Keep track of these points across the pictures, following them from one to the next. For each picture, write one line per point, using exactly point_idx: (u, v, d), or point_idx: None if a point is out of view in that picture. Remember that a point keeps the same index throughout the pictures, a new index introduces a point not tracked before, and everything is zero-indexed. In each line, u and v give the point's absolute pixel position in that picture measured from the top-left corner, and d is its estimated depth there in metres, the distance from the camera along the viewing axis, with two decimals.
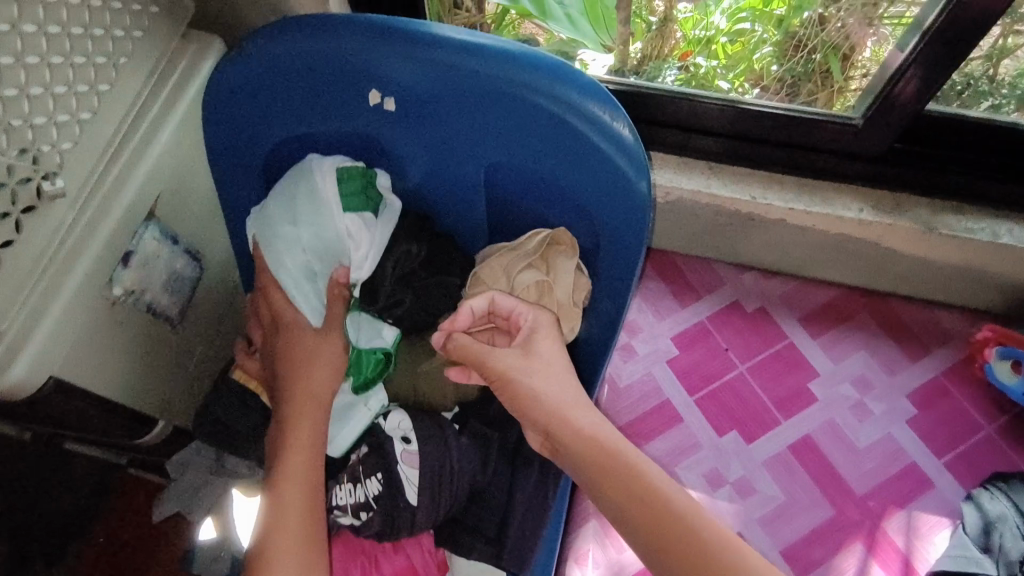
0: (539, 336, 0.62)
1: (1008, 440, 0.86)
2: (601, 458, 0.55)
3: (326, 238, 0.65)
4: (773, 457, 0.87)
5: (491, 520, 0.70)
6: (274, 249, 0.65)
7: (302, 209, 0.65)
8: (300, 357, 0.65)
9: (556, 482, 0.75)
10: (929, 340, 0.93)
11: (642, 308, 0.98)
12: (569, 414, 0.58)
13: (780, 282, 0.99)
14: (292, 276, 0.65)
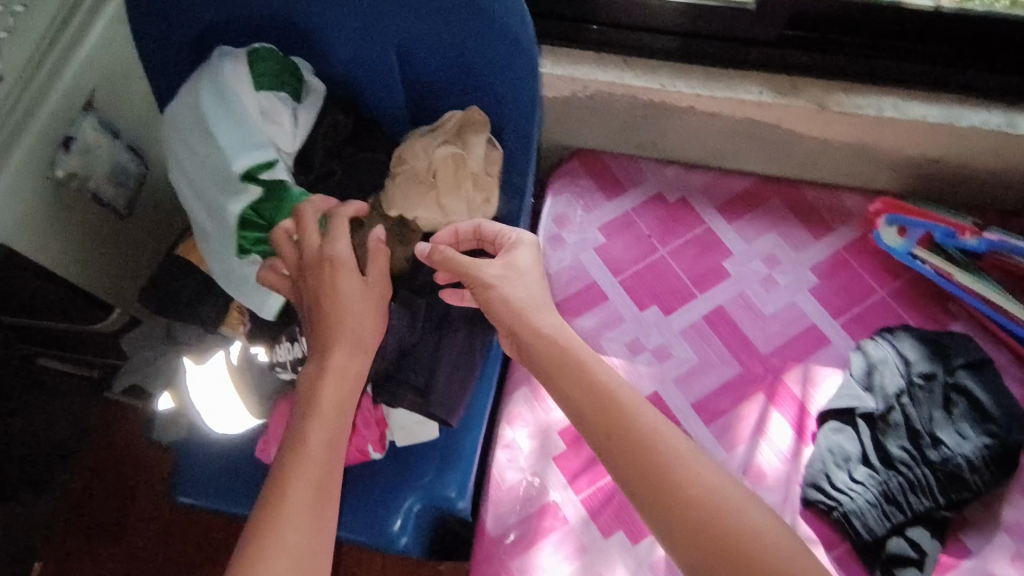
0: (518, 250, 0.73)
1: (899, 301, 0.95)
2: (571, 366, 0.66)
3: (231, 113, 0.69)
4: (688, 326, 0.96)
5: (421, 373, 0.78)
6: (189, 132, 0.71)
7: (209, 89, 0.69)
8: (357, 307, 0.65)
9: (483, 343, 0.83)
10: (833, 219, 1.01)
11: (571, 200, 1.05)
12: (532, 313, 0.70)
13: (698, 174, 1.06)
14: (203, 154, 0.70)
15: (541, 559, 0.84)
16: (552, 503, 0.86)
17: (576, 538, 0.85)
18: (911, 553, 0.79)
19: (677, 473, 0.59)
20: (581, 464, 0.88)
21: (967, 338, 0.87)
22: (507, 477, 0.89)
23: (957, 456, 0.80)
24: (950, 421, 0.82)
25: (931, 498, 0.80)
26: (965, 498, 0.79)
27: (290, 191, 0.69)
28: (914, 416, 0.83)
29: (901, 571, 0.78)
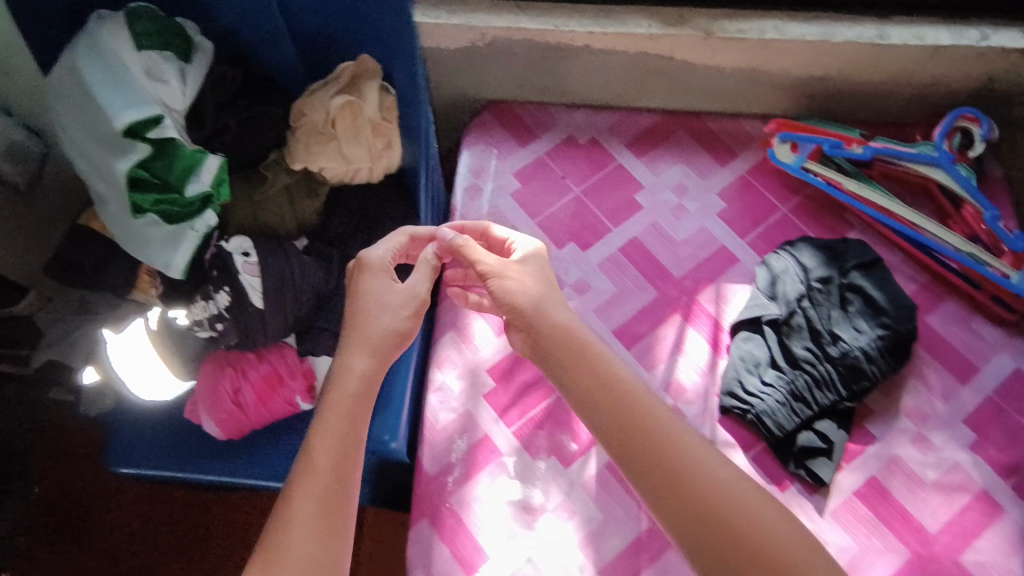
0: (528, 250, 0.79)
1: (798, 217, 1.01)
2: (587, 361, 0.69)
3: (113, 73, 0.69)
4: (606, 258, 1.00)
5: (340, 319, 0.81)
6: (72, 97, 0.71)
7: (89, 51, 0.70)
8: (376, 307, 0.73)
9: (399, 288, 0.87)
10: (734, 146, 1.06)
11: (486, 150, 1.08)
12: (548, 308, 0.72)
13: (607, 114, 1.09)
14: (89, 118, 0.70)
15: (478, 490, 0.87)
16: (485, 437, 0.90)
17: (510, 467, 0.88)
18: (820, 445, 0.84)
19: (694, 470, 0.63)
20: (511, 398, 0.92)
21: (860, 242, 0.92)
22: (440, 418, 0.92)
23: (854, 349, 0.85)
24: (848, 320, 0.88)
25: (836, 392, 0.85)
26: (866, 388, 0.85)
27: (185, 152, 0.70)
28: (815, 319, 0.89)
29: (812, 462, 0.84)
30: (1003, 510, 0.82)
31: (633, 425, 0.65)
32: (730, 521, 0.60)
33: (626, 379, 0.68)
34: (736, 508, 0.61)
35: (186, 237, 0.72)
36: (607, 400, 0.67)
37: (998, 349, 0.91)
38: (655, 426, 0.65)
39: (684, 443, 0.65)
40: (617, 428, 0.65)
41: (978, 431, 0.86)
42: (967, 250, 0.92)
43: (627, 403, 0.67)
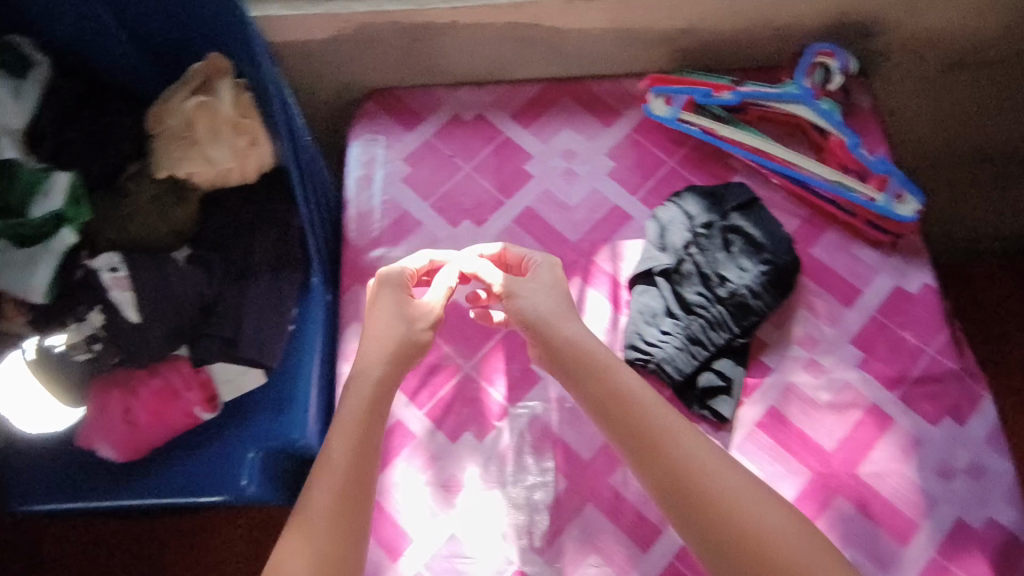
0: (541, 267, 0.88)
1: (685, 167, 1.03)
2: (588, 365, 0.79)
3: None
4: (501, 231, 1.01)
5: (227, 324, 0.79)
6: None
7: None
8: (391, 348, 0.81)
9: (291, 285, 0.86)
10: (618, 105, 1.07)
11: (374, 139, 1.07)
12: (560, 324, 0.82)
13: (490, 90, 1.09)
14: None
15: (396, 475, 0.88)
16: (398, 423, 0.90)
17: (426, 449, 0.89)
18: (720, 383, 0.88)
19: (687, 453, 0.72)
20: (420, 380, 0.93)
21: (739, 185, 0.95)
22: (351, 410, 0.91)
23: (741, 288, 0.89)
24: (733, 260, 0.91)
25: (729, 331, 0.89)
26: (756, 323, 0.88)
27: (30, 173, 0.70)
28: (702, 264, 0.91)
29: (714, 400, 0.88)
30: (892, 420, 0.87)
31: (631, 417, 0.75)
32: (704, 491, 0.70)
33: (630, 382, 0.78)
34: (710, 480, 0.70)
35: (43, 258, 0.70)
36: (612, 401, 0.77)
37: (878, 270, 0.96)
38: (654, 419, 0.75)
39: (676, 439, 0.73)
40: (625, 423, 0.75)
41: (865, 348, 0.91)
42: (838, 179, 0.96)
43: (626, 404, 0.76)
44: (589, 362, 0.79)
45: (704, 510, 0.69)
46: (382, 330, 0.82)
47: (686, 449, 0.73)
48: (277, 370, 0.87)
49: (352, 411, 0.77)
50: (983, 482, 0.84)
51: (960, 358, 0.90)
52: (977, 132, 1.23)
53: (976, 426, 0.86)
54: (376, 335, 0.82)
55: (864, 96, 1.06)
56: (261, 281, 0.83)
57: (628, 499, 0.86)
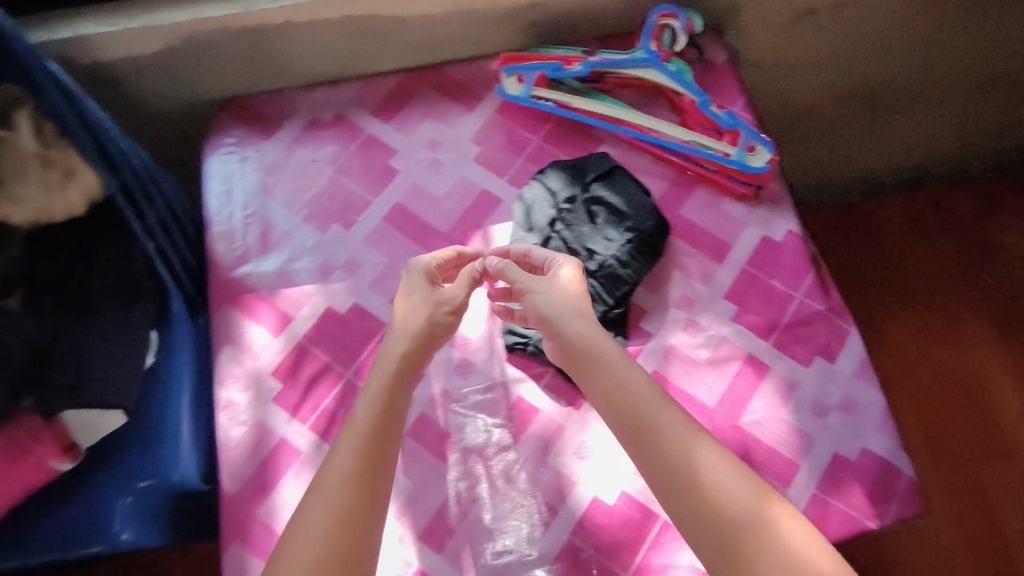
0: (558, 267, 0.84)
1: (553, 142, 1.01)
2: (594, 361, 0.78)
3: None
4: (371, 232, 0.98)
5: (65, 368, 0.76)
6: None
7: None
8: (387, 385, 0.78)
9: (144, 322, 0.82)
10: (479, 88, 1.05)
11: (231, 151, 1.02)
12: (562, 324, 0.80)
13: (346, 88, 1.05)
14: None
15: (285, 495, 0.86)
16: (281, 441, 0.88)
17: (313, 464, 0.87)
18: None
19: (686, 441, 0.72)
20: (302, 395, 0.90)
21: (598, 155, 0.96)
22: (232, 435, 0.89)
23: (609, 259, 0.89)
24: (599, 232, 0.90)
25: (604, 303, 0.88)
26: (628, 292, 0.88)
27: None
28: (570, 239, 0.90)
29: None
30: (768, 367, 0.90)
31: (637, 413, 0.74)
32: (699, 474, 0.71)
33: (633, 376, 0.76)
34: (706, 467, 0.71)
35: None
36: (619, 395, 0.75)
37: (745, 222, 0.97)
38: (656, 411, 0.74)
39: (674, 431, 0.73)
40: (631, 416, 0.74)
41: (739, 302, 0.93)
42: (693, 139, 0.96)
43: (632, 400, 0.75)
44: (595, 357, 0.78)
45: (707, 511, 0.69)
46: (386, 358, 0.80)
47: (691, 451, 0.72)
48: (139, 411, 0.85)
49: (351, 447, 0.74)
50: (855, 415, 0.87)
51: (826, 299, 0.93)
52: (815, 79, 1.34)
53: (846, 362, 0.90)
54: (377, 371, 0.79)
55: (717, 52, 1.07)
56: (102, 322, 0.79)
57: (522, 483, 0.87)
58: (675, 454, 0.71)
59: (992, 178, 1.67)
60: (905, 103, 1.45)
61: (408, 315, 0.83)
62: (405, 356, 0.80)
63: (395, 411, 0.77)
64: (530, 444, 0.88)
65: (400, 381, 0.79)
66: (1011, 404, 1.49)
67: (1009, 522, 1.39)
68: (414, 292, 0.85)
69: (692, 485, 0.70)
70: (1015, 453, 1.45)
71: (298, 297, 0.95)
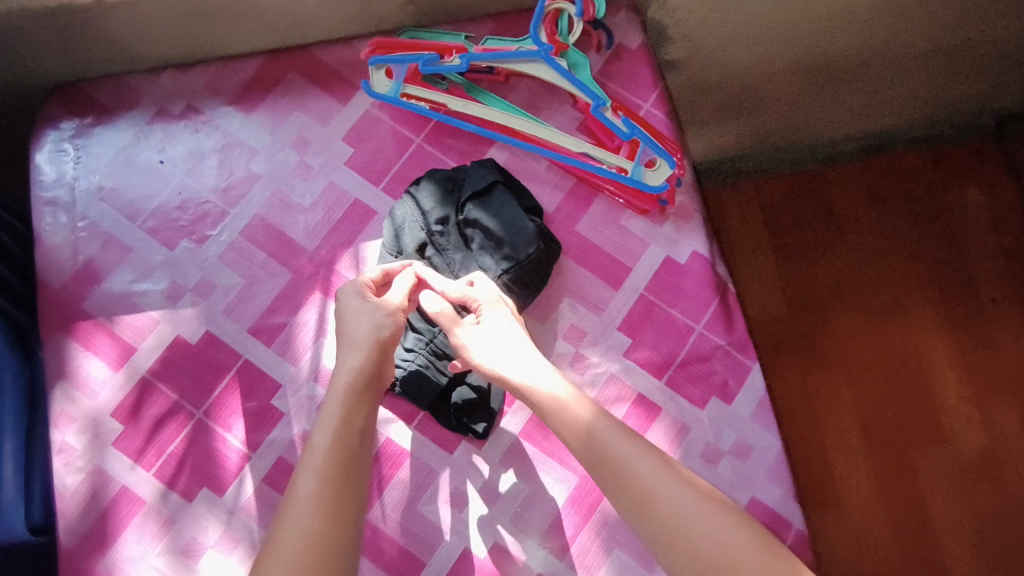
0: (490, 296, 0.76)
1: (435, 143, 0.89)
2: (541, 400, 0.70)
3: None
4: (225, 248, 0.86)
5: None
6: None
7: None
8: (338, 431, 0.69)
9: None
10: (353, 76, 0.91)
11: (63, 149, 0.88)
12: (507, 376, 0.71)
13: (198, 73, 0.91)
14: None
15: (128, 549, 0.78)
16: (122, 489, 0.80)
17: (158, 514, 0.79)
18: (473, 398, 0.82)
19: (635, 470, 0.65)
20: (145, 438, 0.81)
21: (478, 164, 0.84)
22: (70, 482, 0.80)
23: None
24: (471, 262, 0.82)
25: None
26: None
27: None
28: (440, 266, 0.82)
29: (471, 417, 0.82)
30: (659, 409, 0.82)
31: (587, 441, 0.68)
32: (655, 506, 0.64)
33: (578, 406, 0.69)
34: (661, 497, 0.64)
35: None
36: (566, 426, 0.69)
37: (648, 241, 0.87)
38: (604, 440, 0.67)
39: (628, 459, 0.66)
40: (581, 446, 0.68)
41: (633, 334, 0.84)
42: (587, 152, 0.83)
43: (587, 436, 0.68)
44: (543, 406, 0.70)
45: (660, 525, 0.63)
46: (331, 406, 0.71)
47: (641, 469, 0.65)
48: None
49: (299, 507, 0.65)
50: (748, 461, 0.81)
51: (728, 332, 0.84)
52: (752, 53, 1.21)
53: (743, 403, 0.82)
54: (323, 420, 0.70)
55: (631, 34, 0.93)
56: None
57: (386, 532, 0.81)
58: (623, 475, 0.65)
59: (964, 140, 1.49)
60: (858, 71, 1.30)
61: (353, 329, 0.74)
62: (352, 401, 0.71)
63: (352, 458, 0.68)
64: (398, 490, 0.82)
65: (353, 427, 0.70)
66: (953, 389, 1.39)
67: (936, 509, 1.33)
68: (351, 311, 0.75)
69: (650, 512, 0.64)
70: (948, 437, 1.37)
71: (142, 325, 0.84)
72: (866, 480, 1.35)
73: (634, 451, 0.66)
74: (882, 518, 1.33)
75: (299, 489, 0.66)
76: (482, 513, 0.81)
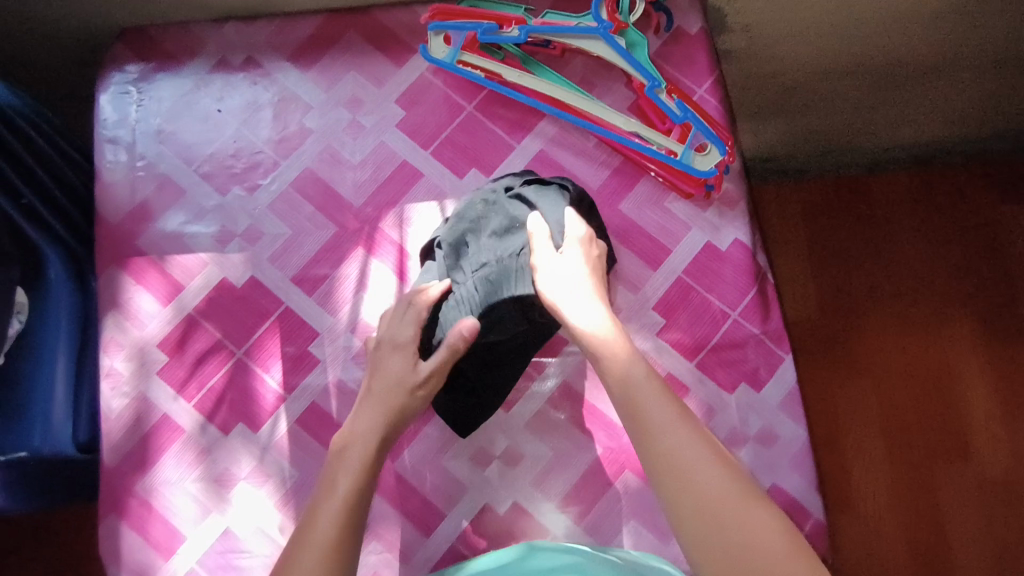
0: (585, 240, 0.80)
1: (486, 112, 0.90)
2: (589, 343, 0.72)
3: None
4: (276, 197, 0.89)
5: None
6: None
7: None
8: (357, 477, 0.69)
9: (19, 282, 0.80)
10: (410, 40, 0.92)
11: (127, 91, 0.91)
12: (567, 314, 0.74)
13: (260, 26, 0.93)
14: None
15: (166, 472, 0.82)
16: (164, 417, 0.83)
17: (196, 444, 0.83)
18: (472, 397, 0.82)
19: (661, 428, 0.65)
20: (189, 371, 0.84)
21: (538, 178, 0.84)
22: (114, 406, 0.84)
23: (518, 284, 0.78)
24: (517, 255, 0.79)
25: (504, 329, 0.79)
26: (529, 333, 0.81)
27: None
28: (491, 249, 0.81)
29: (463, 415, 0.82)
30: (688, 389, 0.84)
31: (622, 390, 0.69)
32: (679, 468, 0.63)
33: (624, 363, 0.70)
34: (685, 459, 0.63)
35: None
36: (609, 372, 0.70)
37: (689, 226, 0.88)
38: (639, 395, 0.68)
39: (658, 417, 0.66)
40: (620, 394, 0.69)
41: (667, 315, 0.86)
42: (637, 131, 0.84)
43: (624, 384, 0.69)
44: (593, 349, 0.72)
45: (682, 487, 0.63)
46: (357, 437, 0.73)
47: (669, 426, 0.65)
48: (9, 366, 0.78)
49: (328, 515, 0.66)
50: (772, 449, 0.83)
51: (763, 321, 0.86)
52: (812, 48, 1.18)
53: (772, 392, 0.84)
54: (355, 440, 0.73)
55: (691, 19, 0.93)
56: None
57: (412, 483, 0.84)
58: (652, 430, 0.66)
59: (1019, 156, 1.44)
60: (922, 76, 1.25)
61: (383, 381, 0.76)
62: (385, 425, 0.74)
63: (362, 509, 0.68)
64: (424, 445, 0.85)
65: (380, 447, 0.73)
66: (981, 407, 1.35)
67: (954, 523, 1.30)
68: (392, 365, 0.77)
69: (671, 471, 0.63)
70: (973, 453, 1.33)
71: (191, 266, 0.87)
72: (884, 488, 1.33)
73: (665, 408, 0.66)
74: (895, 527, 1.31)
75: (318, 528, 0.65)
76: (504, 474, 0.84)
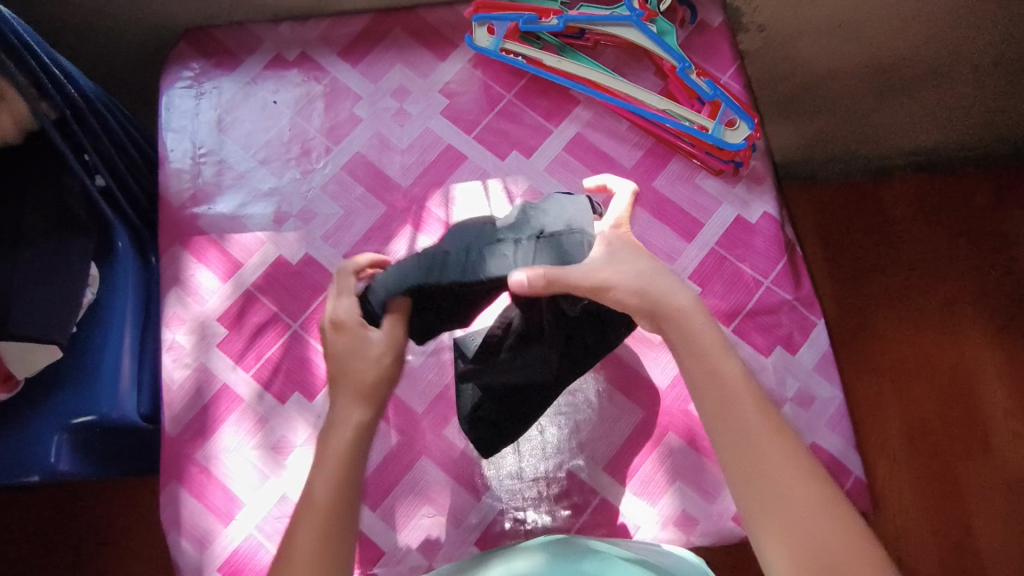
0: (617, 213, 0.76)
1: (525, 100, 0.96)
2: (648, 282, 0.68)
3: None
4: (329, 180, 0.94)
5: None
6: None
7: None
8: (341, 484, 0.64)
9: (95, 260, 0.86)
10: (452, 35, 0.99)
11: (189, 86, 0.97)
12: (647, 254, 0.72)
13: (312, 25, 1.00)
14: None
15: (224, 440, 0.85)
16: (223, 387, 0.87)
17: (254, 413, 0.86)
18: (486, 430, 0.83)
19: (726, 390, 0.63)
20: (246, 342, 0.88)
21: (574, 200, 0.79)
22: (175, 376, 0.87)
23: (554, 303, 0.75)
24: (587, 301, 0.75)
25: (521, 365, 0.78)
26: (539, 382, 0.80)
27: None
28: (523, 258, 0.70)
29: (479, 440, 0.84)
30: None
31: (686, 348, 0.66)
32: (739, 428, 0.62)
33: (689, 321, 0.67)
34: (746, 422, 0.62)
35: None
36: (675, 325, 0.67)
37: (720, 201, 0.93)
38: (703, 352, 0.65)
39: (724, 377, 0.64)
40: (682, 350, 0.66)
41: (703, 284, 0.90)
42: (668, 109, 0.90)
43: (685, 339, 0.66)
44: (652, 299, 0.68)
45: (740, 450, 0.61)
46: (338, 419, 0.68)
47: (724, 392, 0.63)
48: (77, 342, 0.83)
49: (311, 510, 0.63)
50: (810, 410, 0.86)
51: (795, 288, 0.89)
52: (824, 47, 1.21)
53: (807, 355, 0.87)
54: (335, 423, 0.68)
55: (713, 12, 0.99)
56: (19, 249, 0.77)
57: (462, 447, 0.87)
58: (710, 390, 0.64)
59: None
60: (929, 78, 1.28)
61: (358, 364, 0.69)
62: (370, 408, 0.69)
63: (351, 519, 0.64)
64: None
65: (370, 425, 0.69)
66: (1001, 405, 1.36)
67: (981, 519, 1.30)
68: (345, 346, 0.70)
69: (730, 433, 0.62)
70: (996, 449, 1.33)
71: (249, 245, 0.91)
72: (908, 484, 1.33)
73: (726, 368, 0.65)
74: (921, 522, 1.31)
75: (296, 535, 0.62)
76: (552, 439, 0.87)
